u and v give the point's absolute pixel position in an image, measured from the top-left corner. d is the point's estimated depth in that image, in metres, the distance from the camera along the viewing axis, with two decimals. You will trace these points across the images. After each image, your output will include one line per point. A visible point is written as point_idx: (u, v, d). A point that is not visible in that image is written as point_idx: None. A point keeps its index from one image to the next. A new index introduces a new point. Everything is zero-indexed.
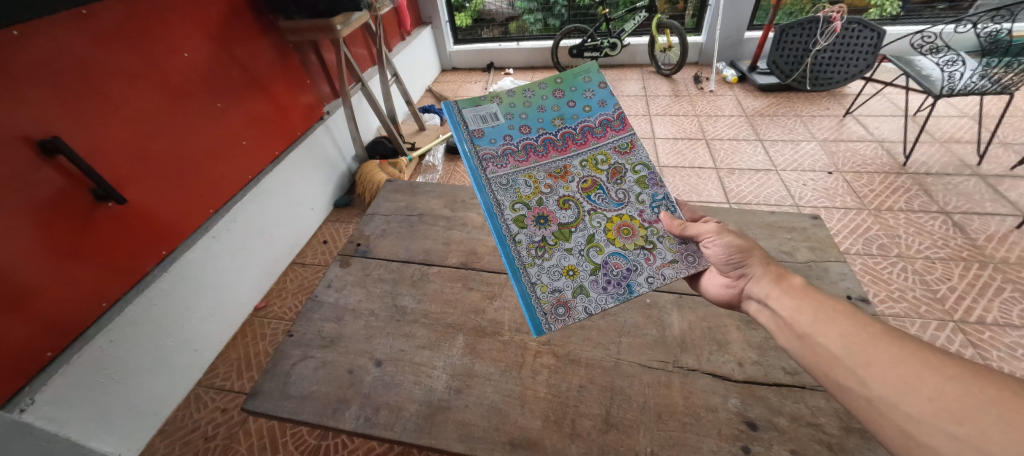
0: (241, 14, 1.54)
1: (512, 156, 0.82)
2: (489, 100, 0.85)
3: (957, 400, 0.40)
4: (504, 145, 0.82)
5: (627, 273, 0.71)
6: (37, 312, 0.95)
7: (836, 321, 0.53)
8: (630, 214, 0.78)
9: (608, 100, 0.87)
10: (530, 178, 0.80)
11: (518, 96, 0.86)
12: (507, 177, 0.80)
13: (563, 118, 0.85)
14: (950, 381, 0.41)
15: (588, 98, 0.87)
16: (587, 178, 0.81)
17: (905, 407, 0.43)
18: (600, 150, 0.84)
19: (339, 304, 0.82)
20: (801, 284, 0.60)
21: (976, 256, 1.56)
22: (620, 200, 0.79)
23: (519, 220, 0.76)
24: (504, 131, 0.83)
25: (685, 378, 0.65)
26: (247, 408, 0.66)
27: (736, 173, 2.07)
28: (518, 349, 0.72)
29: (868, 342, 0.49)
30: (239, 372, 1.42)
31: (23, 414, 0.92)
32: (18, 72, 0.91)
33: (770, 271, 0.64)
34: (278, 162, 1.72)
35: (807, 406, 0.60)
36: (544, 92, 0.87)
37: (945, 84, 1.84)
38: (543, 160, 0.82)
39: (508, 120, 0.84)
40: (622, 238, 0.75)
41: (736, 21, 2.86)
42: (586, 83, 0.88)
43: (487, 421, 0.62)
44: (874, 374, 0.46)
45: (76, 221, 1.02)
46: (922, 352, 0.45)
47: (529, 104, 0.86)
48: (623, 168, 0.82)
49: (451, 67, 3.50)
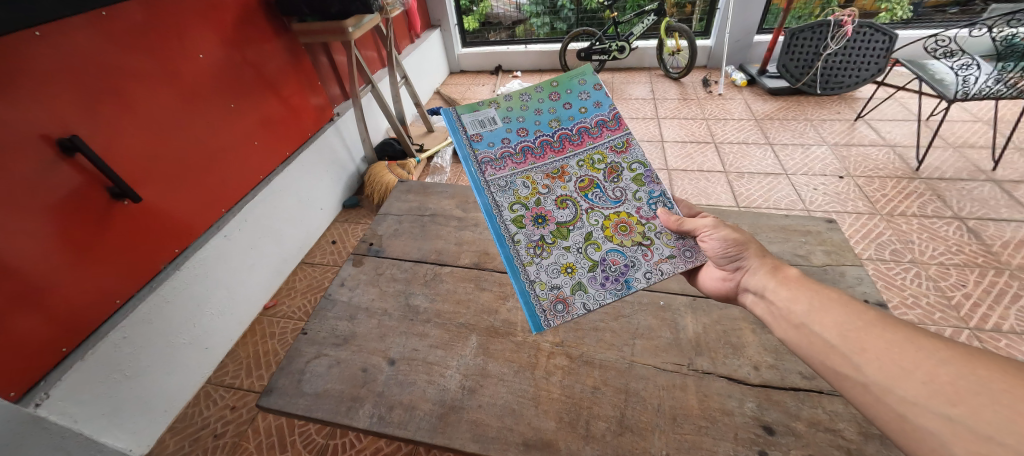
0: (255, 16, 1.57)
1: (510, 158, 0.82)
2: (487, 105, 0.86)
3: (949, 382, 0.41)
4: (502, 148, 0.83)
5: (625, 269, 0.71)
6: (52, 307, 0.97)
7: (830, 310, 0.54)
8: (627, 212, 0.78)
9: (603, 101, 0.87)
10: (528, 180, 0.80)
11: (515, 100, 0.87)
12: (505, 179, 0.80)
13: (560, 119, 0.85)
14: (942, 364, 0.42)
15: (584, 100, 0.87)
16: (584, 177, 0.81)
17: (899, 392, 0.43)
18: (597, 150, 0.84)
19: (352, 302, 0.83)
20: (796, 276, 0.61)
21: (991, 262, 1.53)
22: (617, 198, 0.79)
23: (517, 220, 0.76)
24: (502, 135, 0.84)
25: (700, 381, 0.65)
26: (261, 404, 0.66)
27: (746, 177, 2.06)
28: (531, 350, 0.71)
29: (862, 329, 0.50)
30: (248, 370, 1.43)
31: (38, 408, 0.93)
32: (38, 72, 0.94)
33: (766, 264, 0.65)
34: (288, 162, 1.74)
35: (825, 411, 0.59)
36: (540, 95, 0.87)
37: (959, 88, 1.81)
38: (540, 161, 0.83)
39: (507, 123, 0.85)
40: (620, 235, 0.75)
41: (745, 25, 2.86)
42: (581, 85, 0.88)
43: (500, 421, 0.62)
44: (870, 360, 0.47)
45: (93, 218, 1.04)
46: (916, 338, 0.46)
47: (526, 108, 0.86)
48: (619, 167, 0.83)
49: (459, 70, 3.53)
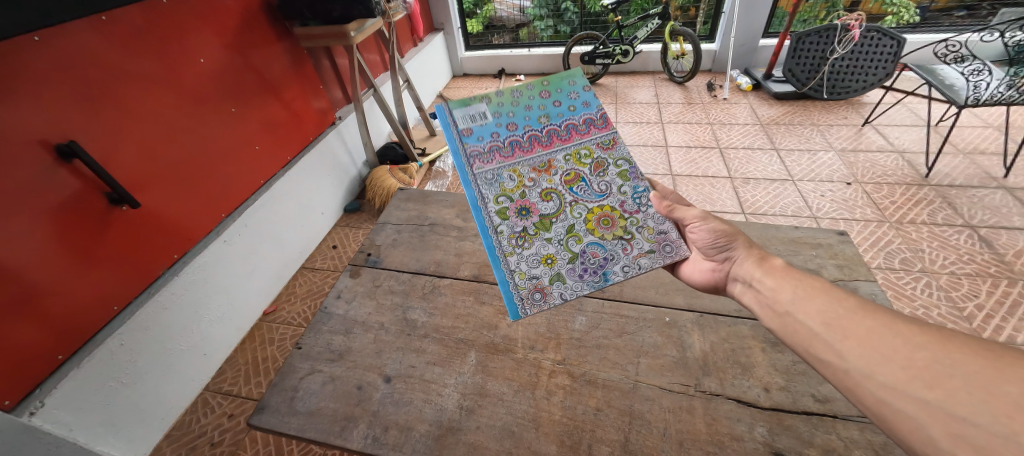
0: (256, 20, 1.56)
1: (498, 151, 0.79)
2: (478, 99, 0.83)
3: (926, 367, 0.41)
4: (491, 142, 0.80)
5: (603, 262, 0.71)
6: (50, 314, 0.96)
7: (814, 298, 0.54)
8: (611, 205, 0.76)
9: (592, 102, 0.85)
10: (515, 173, 0.78)
11: (506, 95, 0.84)
12: (493, 172, 0.77)
13: (549, 116, 0.83)
14: (919, 349, 0.43)
15: (573, 98, 0.85)
16: (570, 171, 0.79)
17: (880, 376, 0.43)
18: (584, 145, 0.82)
19: (348, 316, 0.81)
20: (781, 266, 0.62)
21: (1003, 273, 1.50)
22: (602, 191, 0.78)
23: (501, 211, 0.74)
24: (491, 128, 0.81)
25: (707, 404, 0.62)
26: (252, 423, 0.64)
27: (751, 183, 2.03)
28: (532, 368, 0.69)
29: (845, 317, 0.50)
30: (246, 378, 1.42)
31: (33, 417, 0.92)
32: (38, 77, 0.93)
33: (753, 254, 0.66)
34: (289, 166, 1.73)
35: (840, 437, 0.57)
36: (531, 92, 0.85)
37: (970, 94, 1.76)
38: (527, 155, 0.80)
39: (496, 118, 0.82)
40: (602, 228, 0.74)
41: (751, 28, 2.83)
42: (571, 85, 0.86)
43: (500, 444, 0.60)
44: (851, 348, 0.47)
45: (91, 224, 1.03)
46: (896, 324, 0.46)
47: (516, 103, 0.84)
48: (605, 162, 0.80)
49: (462, 73, 3.51)
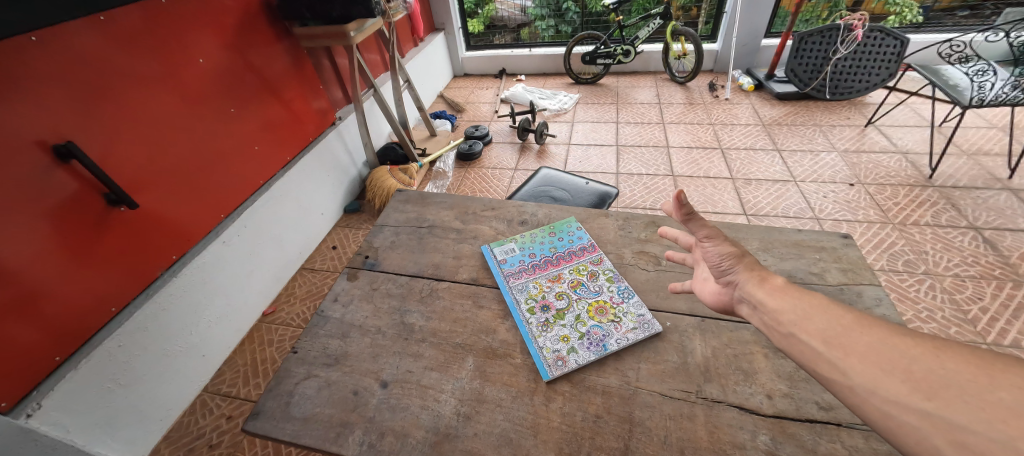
0: (256, 20, 1.55)
1: (525, 269, 0.87)
2: (510, 239, 0.97)
3: (925, 378, 0.39)
4: (520, 265, 0.89)
5: (601, 337, 0.72)
6: (48, 315, 0.95)
7: (814, 317, 0.50)
8: (603, 299, 0.80)
9: (582, 234, 0.96)
10: (536, 284, 0.84)
11: (527, 237, 0.97)
12: (521, 283, 0.84)
13: (555, 247, 0.93)
14: (917, 361, 0.40)
15: (571, 234, 0.97)
16: (573, 279, 0.85)
17: (882, 391, 0.40)
18: (582, 262, 0.88)
19: (345, 320, 0.80)
20: (782, 285, 0.57)
21: (1008, 275, 1.48)
22: (597, 290, 0.81)
23: (528, 308, 0.78)
24: (519, 257, 0.91)
25: (709, 411, 0.61)
26: (247, 429, 0.64)
27: (753, 184, 2.02)
28: (530, 375, 0.68)
29: (843, 334, 0.47)
30: (245, 379, 1.41)
31: (29, 419, 0.91)
32: (33, 76, 0.92)
33: (754, 275, 0.60)
34: (289, 167, 1.72)
35: (844, 446, 0.56)
36: (541, 234, 0.98)
37: (974, 94, 1.74)
38: (543, 271, 0.87)
39: (522, 251, 0.92)
40: (598, 315, 0.76)
41: (753, 28, 2.81)
42: (569, 228, 0.99)
43: (496, 451, 0.59)
44: (853, 365, 0.44)
45: (88, 225, 1.02)
46: (890, 337, 0.44)
47: (535, 242, 0.95)
48: (597, 271, 0.86)
49: (462, 73, 3.51)
